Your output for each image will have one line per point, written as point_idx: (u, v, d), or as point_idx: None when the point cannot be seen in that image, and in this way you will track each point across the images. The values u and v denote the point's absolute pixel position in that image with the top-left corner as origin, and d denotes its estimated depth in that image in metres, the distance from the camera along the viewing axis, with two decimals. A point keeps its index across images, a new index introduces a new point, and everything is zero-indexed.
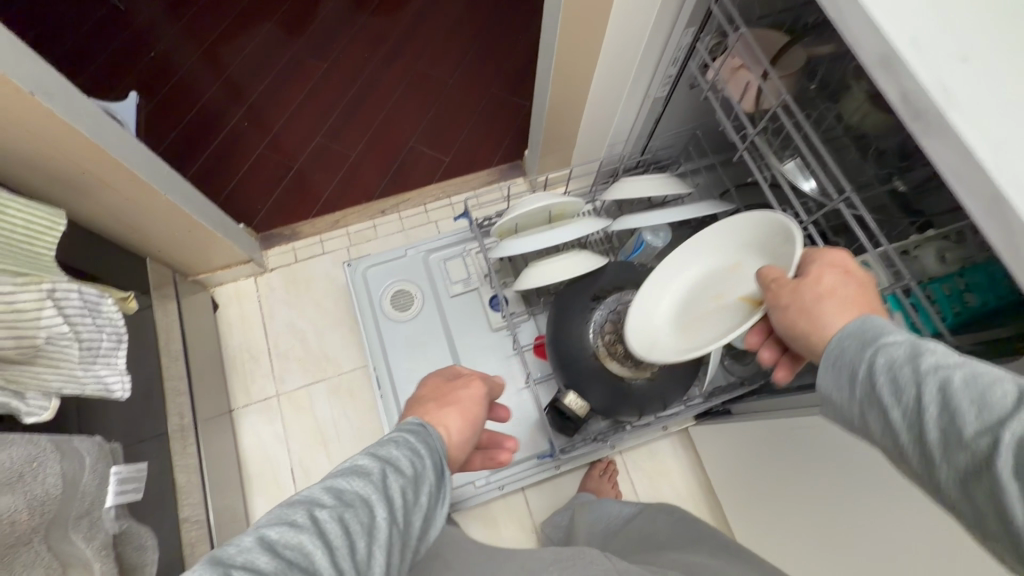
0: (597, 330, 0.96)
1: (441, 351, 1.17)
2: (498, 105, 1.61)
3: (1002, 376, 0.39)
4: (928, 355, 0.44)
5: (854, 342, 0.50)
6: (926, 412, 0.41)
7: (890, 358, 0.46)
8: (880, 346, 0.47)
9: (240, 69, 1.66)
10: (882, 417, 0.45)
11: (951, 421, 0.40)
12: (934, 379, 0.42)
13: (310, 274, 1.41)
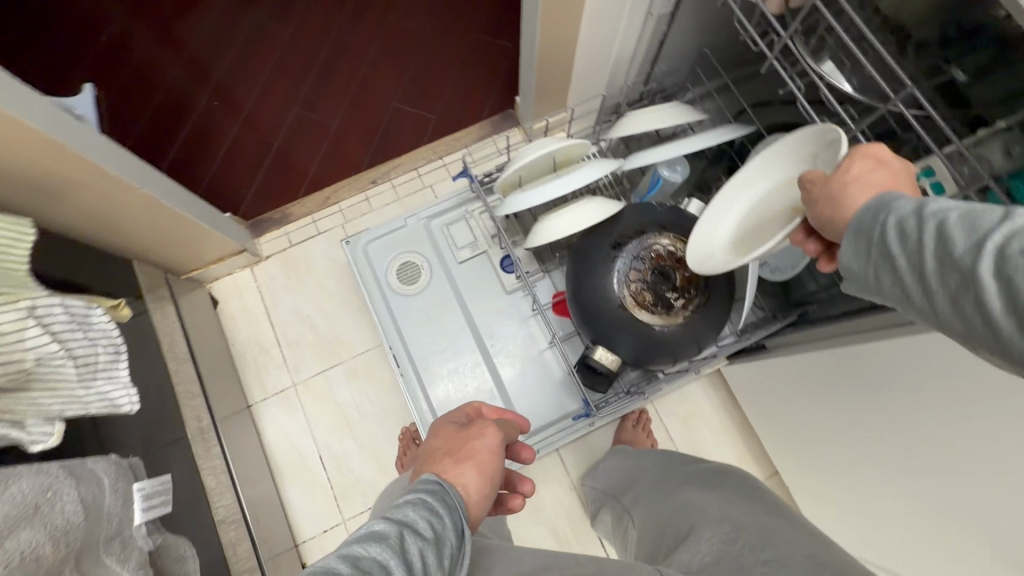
0: (622, 279, 0.91)
1: (456, 320, 1.12)
2: (481, 51, 1.49)
3: (992, 207, 0.40)
4: (923, 204, 0.44)
5: (864, 213, 0.48)
6: (934, 257, 0.42)
7: (890, 215, 0.45)
8: (878, 207, 0.47)
9: (199, 44, 1.53)
10: (893, 276, 0.45)
11: (956, 258, 0.40)
12: (936, 222, 0.42)
13: (309, 257, 1.34)
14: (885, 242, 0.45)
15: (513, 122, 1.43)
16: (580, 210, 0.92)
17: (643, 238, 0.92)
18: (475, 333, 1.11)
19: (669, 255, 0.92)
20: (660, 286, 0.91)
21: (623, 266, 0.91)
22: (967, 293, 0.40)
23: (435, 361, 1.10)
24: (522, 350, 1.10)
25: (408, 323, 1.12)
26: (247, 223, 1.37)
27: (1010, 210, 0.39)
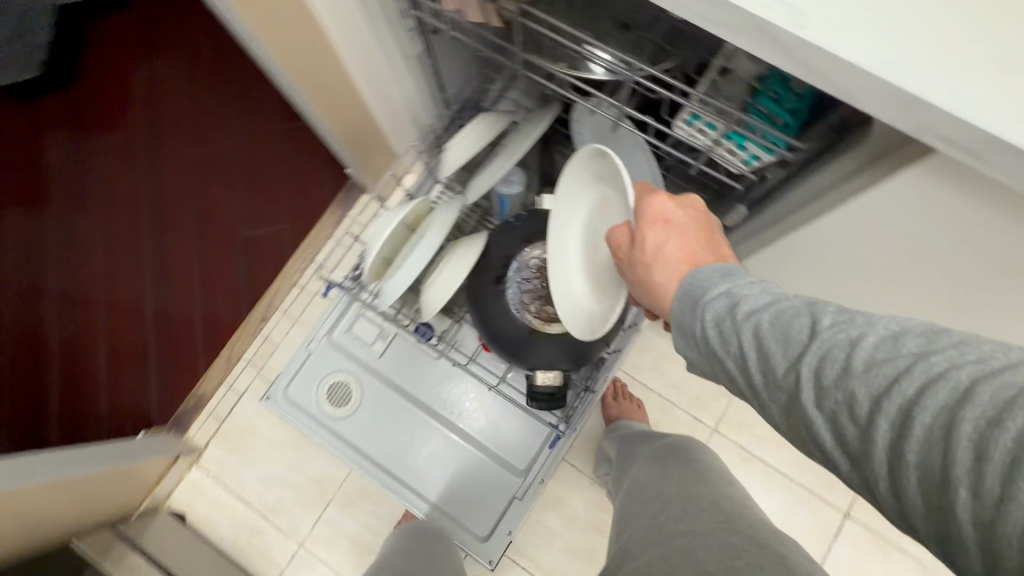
0: (520, 306, 0.91)
1: (408, 411, 1.10)
2: (293, 140, 1.42)
3: (800, 313, 0.45)
4: (741, 301, 0.49)
5: (688, 307, 0.53)
6: (750, 359, 0.47)
7: (715, 311, 0.50)
8: (705, 304, 0.51)
9: (14, 277, 1.39)
10: (719, 367, 0.51)
11: (768, 366, 0.45)
12: (751, 327, 0.47)
13: (244, 423, 1.27)
14: (707, 338, 0.50)
15: (360, 190, 1.38)
16: (450, 265, 0.91)
17: (518, 260, 0.92)
18: (431, 411, 1.10)
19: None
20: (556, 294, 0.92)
21: (513, 306, 0.91)
22: (778, 399, 0.45)
23: (411, 456, 1.10)
24: (480, 403, 1.10)
25: (367, 438, 1.10)
26: (166, 425, 1.28)
27: (812, 324, 0.44)
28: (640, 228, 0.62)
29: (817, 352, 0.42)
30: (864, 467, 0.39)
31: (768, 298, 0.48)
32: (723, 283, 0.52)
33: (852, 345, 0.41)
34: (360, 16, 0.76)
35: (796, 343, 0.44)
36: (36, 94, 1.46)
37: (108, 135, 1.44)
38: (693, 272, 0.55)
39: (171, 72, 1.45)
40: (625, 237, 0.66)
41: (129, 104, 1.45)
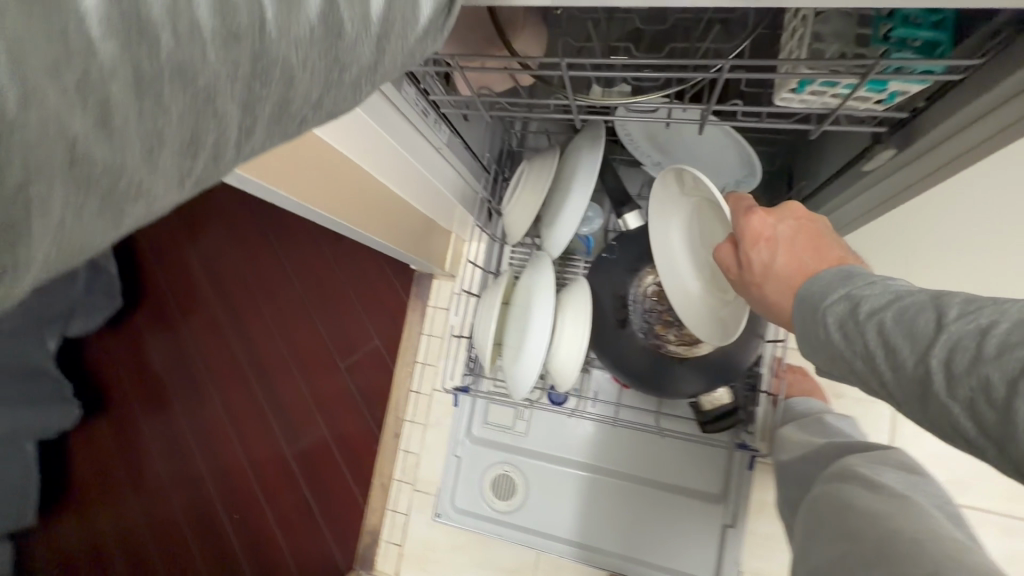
0: (656, 339, 0.83)
1: (574, 476, 1.05)
2: (352, 258, 1.45)
3: (926, 305, 0.35)
4: (861, 300, 0.40)
5: (805, 310, 0.45)
6: (876, 359, 0.37)
7: (836, 314, 0.41)
8: (822, 305, 0.43)
9: (167, 482, 1.42)
10: (844, 373, 0.41)
11: (890, 363, 0.36)
12: (872, 323, 0.38)
13: (421, 543, 1.25)
14: (824, 338, 0.42)
15: (429, 278, 1.36)
16: (567, 327, 0.85)
17: (631, 295, 0.85)
18: (597, 468, 1.04)
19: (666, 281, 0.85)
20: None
21: (648, 342, 0.83)
22: (911, 399, 0.35)
23: (600, 520, 1.03)
24: (643, 443, 1.02)
25: (548, 519, 1.05)
26: (355, 568, 1.28)
27: (943, 312, 0.34)
28: (744, 252, 0.56)
29: (942, 344, 0.33)
30: (1016, 457, 0.29)
31: (894, 291, 0.38)
32: (845, 282, 0.43)
33: (985, 334, 0.31)
34: (392, 138, 0.72)
35: (923, 333, 0.34)
36: (121, 316, 1.54)
37: (192, 322, 1.49)
38: (804, 286, 0.47)
39: (223, 245, 1.52)
40: (733, 257, 0.60)
41: (198, 287, 1.51)
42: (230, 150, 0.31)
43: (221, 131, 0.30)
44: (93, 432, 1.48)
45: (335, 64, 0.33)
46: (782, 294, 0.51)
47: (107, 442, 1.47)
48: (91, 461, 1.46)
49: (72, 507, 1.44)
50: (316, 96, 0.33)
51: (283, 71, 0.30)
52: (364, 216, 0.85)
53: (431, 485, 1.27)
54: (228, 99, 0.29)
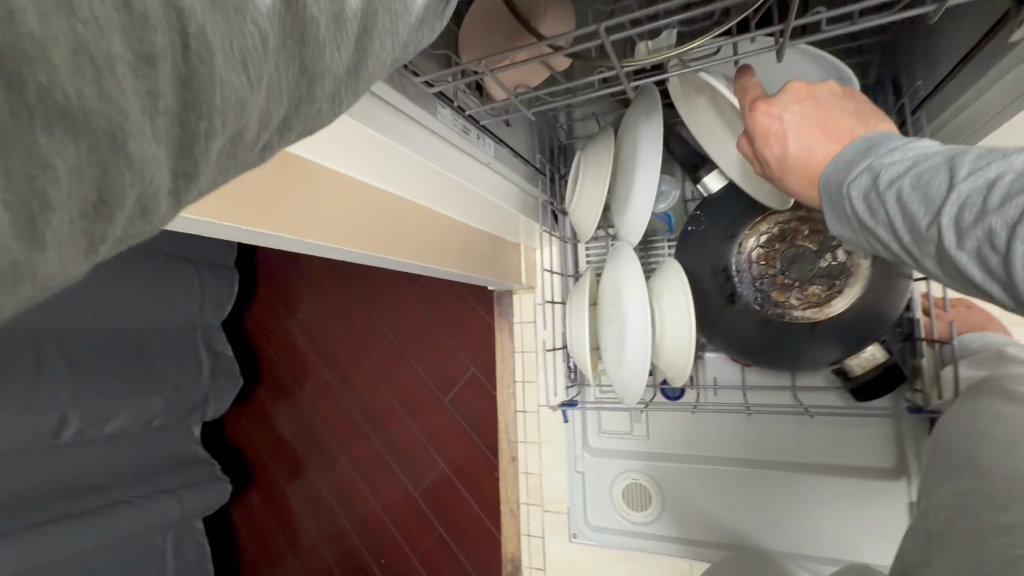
0: (777, 307, 0.70)
1: (714, 473, 0.94)
2: (430, 293, 1.47)
3: (940, 169, 0.38)
4: (882, 170, 0.42)
5: (834, 186, 0.47)
6: (896, 224, 0.40)
7: (860, 185, 0.43)
8: (847, 183, 0.45)
9: (317, 538, 1.51)
10: (876, 241, 0.44)
11: (908, 226, 0.39)
12: (893, 192, 0.40)
13: (563, 564, 1.20)
14: (855, 211, 0.44)
15: (509, 294, 1.34)
16: (668, 314, 0.76)
17: (735, 265, 0.73)
18: (738, 459, 0.93)
19: (774, 238, 0.72)
20: (809, 270, 0.70)
21: (769, 313, 0.71)
22: (931, 256, 0.39)
23: (754, 517, 0.91)
24: (785, 425, 0.90)
25: (695, 525, 0.95)
26: None
27: (957, 173, 0.37)
28: (760, 150, 0.56)
29: (951, 202, 0.36)
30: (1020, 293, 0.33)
31: (915, 159, 0.40)
32: (868, 157, 0.44)
33: (991, 187, 0.34)
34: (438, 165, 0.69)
35: (939, 196, 0.37)
36: (247, 392, 1.67)
37: (306, 385, 1.58)
38: (826, 170, 0.48)
39: (316, 309, 1.61)
40: (753, 153, 0.59)
41: (303, 352, 1.60)
42: (163, 206, 0.18)
43: (147, 183, 0.18)
44: (247, 502, 1.60)
45: (304, 76, 0.24)
46: (804, 186, 0.52)
47: (259, 509, 1.59)
48: (250, 528, 1.59)
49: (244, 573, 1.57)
50: (279, 119, 0.24)
51: (227, 99, 0.19)
52: (425, 250, 0.83)
53: (559, 504, 1.22)
54: (147, 143, 0.17)
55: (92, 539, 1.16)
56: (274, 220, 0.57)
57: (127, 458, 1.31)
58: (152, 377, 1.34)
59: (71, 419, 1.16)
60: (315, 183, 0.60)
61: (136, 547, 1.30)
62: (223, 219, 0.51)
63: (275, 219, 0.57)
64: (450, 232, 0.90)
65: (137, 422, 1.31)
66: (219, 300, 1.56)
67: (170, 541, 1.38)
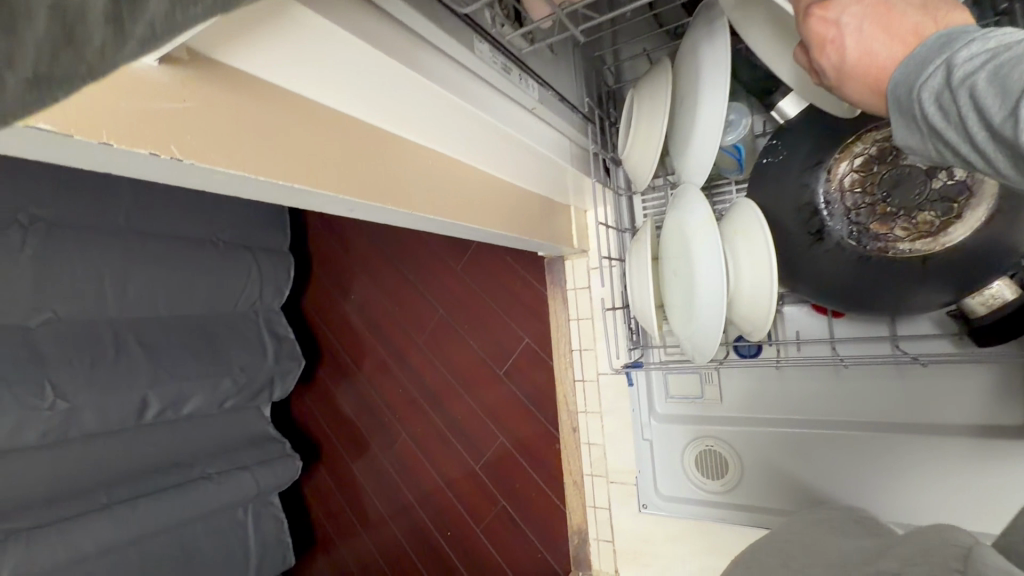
0: (879, 242, 0.62)
1: (800, 438, 0.86)
2: (479, 265, 1.43)
3: None
4: (957, 63, 0.34)
5: (903, 92, 0.38)
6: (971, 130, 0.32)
7: (932, 87, 0.35)
8: (919, 84, 0.36)
9: (384, 511, 1.54)
10: (950, 155, 0.36)
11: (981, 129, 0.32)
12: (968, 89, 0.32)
13: (633, 536, 1.17)
14: (925, 120, 0.36)
15: (560, 261, 1.28)
16: (743, 259, 0.68)
17: (825, 197, 0.64)
18: (827, 421, 0.84)
19: (872, 160, 0.62)
20: (917, 194, 0.59)
21: (868, 249, 0.62)
22: (1009, 162, 0.31)
23: (850, 485, 0.82)
24: (882, 381, 0.80)
25: (779, 494, 0.87)
26: (573, 570, 1.24)
27: None
28: (815, 62, 0.46)
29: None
30: None
31: (1005, 43, 0.31)
32: (949, 48, 0.35)
33: None
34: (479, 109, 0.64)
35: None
36: (309, 373, 1.72)
37: (363, 363, 1.61)
38: (892, 77, 0.39)
39: (368, 288, 1.62)
40: (811, 64, 0.49)
41: (359, 332, 1.62)
42: None
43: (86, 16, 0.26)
44: (317, 478, 1.66)
45: None
46: (867, 96, 0.43)
47: (329, 485, 1.64)
48: (321, 503, 1.64)
49: (319, 544, 1.63)
50: None
51: None
52: (472, 209, 0.79)
53: (625, 475, 1.18)
54: None
55: (179, 512, 1.24)
56: (307, 170, 0.53)
57: (204, 437, 1.38)
58: (221, 360, 1.39)
59: (151, 400, 1.23)
60: (337, 130, 0.56)
61: (219, 520, 1.37)
62: (254, 169, 0.48)
63: (307, 169, 0.53)
64: (496, 191, 0.85)
65: (211, 403, 1.37)
66: (277, 283, 1.59)
67: (250, 515, 1.45)
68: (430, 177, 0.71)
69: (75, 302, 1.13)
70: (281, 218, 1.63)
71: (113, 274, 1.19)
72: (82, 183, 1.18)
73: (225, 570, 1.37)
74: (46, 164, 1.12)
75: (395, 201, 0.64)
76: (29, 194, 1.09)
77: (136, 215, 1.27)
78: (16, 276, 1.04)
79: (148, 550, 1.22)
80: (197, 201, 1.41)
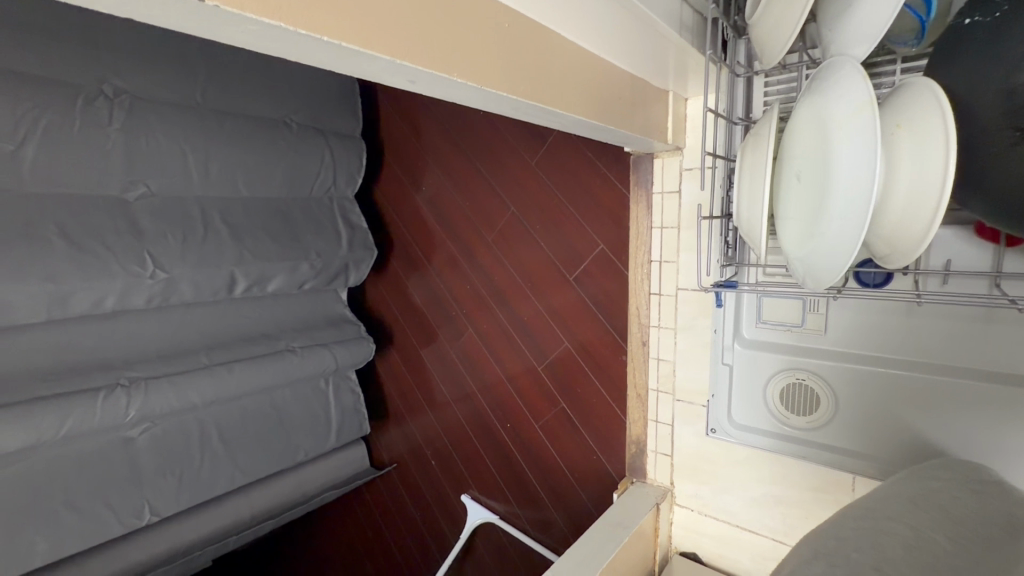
0: None
1: (921, 383, 0.73)
2: (557, 160, 1.30)
3: None
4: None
5: None
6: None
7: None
8: None
9: (449, 395, 1.62)
10: None
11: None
12: None
13: (694, 454, 1.13)
14: None
15: (649, 159, 1.13)
16: (904, 163, 0.53)
17: None
18: (962, 370, 0.70)
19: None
20: None
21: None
22: None
23: (975, 444, 0.70)
24: None
25: (879, 440, 0.77)
26: (627, 476, 1.26)
27: None
28: None
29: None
30: None
31: None
32: None
33: None
34: None
35: None
36: (381, 262, 1.75)
37: (433, 256, 1.60)
38: None
39: (439, 180, 1.55)
40: None
41: (430, 224, 1.59)
42: None
43: None
44: (389, 359, 1.76)
45: None
46: None
47: (400, 367, 1.74)
48: (393, 382, 1.76)
49: (389, 418, 1.77)
50: None
51: None
52: (554, 87, 0.66)
53: (694, 395, 1.11)
54: None
55: (269, 377, 1.37)
56: (355, 24, 0.43)
57: (287, 314, 1.48)
58: (299, 243, 1.44)
59: (238, 276, 1.31)
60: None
61: (304, 388, 1.51)
62: (293, 21, 0.39)
63: (355, 22, 0.43)
64: (582, 65, 0.71)
65: (292, 284, 1.44)
66: (350, 170, 1.56)
67: (331, 387, 1.59)
68: (508, 45, 0.59)
69: (163, 178, 1.17)
70: (354, 100, 1.57)
71: (195, 151, 1.21)
72: (159, 54, 1.16)
73: (310, 430, 1.54)
74: (124, 32, 1.10)
75: (465, 72, 0.54)
76: (111, 64, 1.09)
77: (211, 90, 1.25)
78: (108, 148, 1.08)
79: (244, 406, 1.38)
80: (269, 79, 1.37)
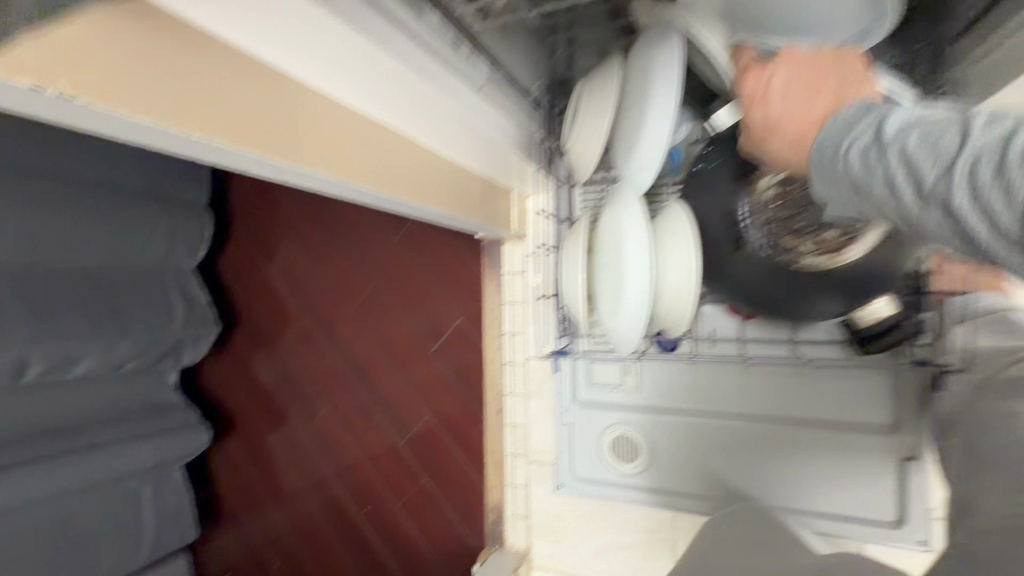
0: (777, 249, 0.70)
1: (706, 427, 0.93)
2: (415, 240, 1.39)
3: (948, 127, 0.39)
4: (888, 126, 0.42)
5: (831, 140, 0.47)
6: (874, 190, 0.42)
7: (859, 144, 0.43)
8: (849, 140, 0.45)
9: (299, 482, 1.49)
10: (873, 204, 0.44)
11: (886, 188, 0.41)
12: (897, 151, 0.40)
13: (547, 513, 1.22)
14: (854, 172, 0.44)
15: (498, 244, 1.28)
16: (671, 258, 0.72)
17: (745, 211, 0.71)
18: (730, 413, 0.92)
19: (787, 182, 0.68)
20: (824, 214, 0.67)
21: (777, 261, 0.70)
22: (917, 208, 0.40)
23: (744, 471, 0.91)
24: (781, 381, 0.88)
25: (683, 477, 0.95)
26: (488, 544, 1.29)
27: (964, 130, 0.37)
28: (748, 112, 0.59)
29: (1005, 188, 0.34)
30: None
31: (919, 115, 0.41)
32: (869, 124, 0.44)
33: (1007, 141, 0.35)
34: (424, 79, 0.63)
35: (943, 149, 0.38)
36: (222, 339, 1.61)
37: (286, 331, 1.53)
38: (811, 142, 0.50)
39: (295, 254, 1.53)
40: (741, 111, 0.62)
41: (283, 298, 1.53)
42: None
43: None
44: (228, 447, 1.58)
45: None
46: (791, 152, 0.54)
47: (240, 455, 1.56)
48: (231, 473, 1.57)
49: (225, 516, 1.55)
50: None
51: None
52: (411, 184, 0.77)
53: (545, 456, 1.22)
54: None
55: (62, 484, 1.13)
56: (223, 123, 0.48)
57: (95, 403, 1.26)
58: (119, 321, 1.26)
59: (29, 361, 1.10)
60: (264, 86, 0.51)
61: (111, 492, 1.27)
62: (160, 119, 0.43)
63: (221, 123, 0.48)
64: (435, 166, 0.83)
65: (105, 367, 1.25)
66: (190, 241, 1.46)
67: (149, 487, 1.35)
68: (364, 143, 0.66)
69: None
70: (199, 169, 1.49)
71: None
72: None
73: (115, 544, 1.27)
74: None
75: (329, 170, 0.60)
76: None
77: None
78: None
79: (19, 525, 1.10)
80: None
